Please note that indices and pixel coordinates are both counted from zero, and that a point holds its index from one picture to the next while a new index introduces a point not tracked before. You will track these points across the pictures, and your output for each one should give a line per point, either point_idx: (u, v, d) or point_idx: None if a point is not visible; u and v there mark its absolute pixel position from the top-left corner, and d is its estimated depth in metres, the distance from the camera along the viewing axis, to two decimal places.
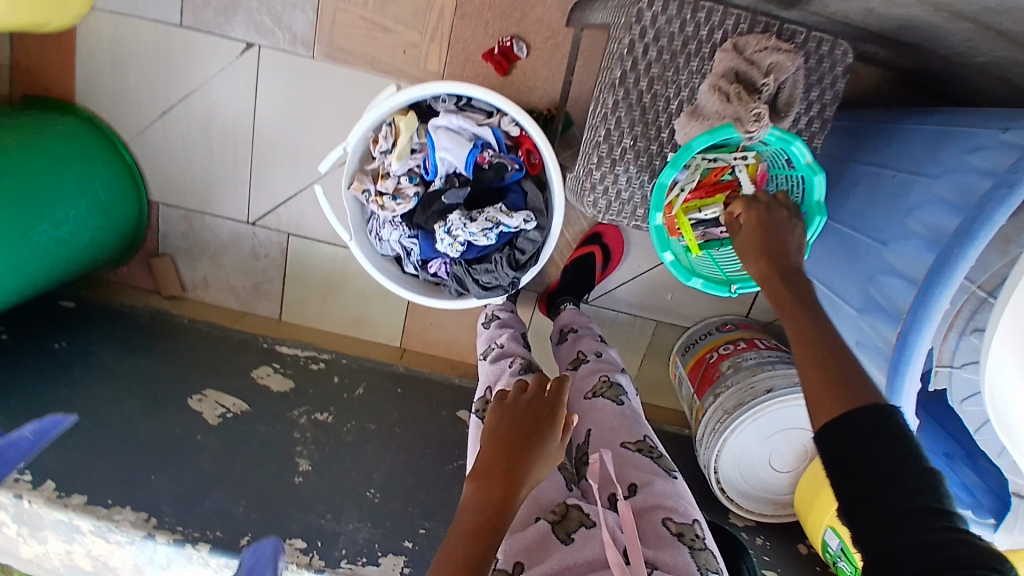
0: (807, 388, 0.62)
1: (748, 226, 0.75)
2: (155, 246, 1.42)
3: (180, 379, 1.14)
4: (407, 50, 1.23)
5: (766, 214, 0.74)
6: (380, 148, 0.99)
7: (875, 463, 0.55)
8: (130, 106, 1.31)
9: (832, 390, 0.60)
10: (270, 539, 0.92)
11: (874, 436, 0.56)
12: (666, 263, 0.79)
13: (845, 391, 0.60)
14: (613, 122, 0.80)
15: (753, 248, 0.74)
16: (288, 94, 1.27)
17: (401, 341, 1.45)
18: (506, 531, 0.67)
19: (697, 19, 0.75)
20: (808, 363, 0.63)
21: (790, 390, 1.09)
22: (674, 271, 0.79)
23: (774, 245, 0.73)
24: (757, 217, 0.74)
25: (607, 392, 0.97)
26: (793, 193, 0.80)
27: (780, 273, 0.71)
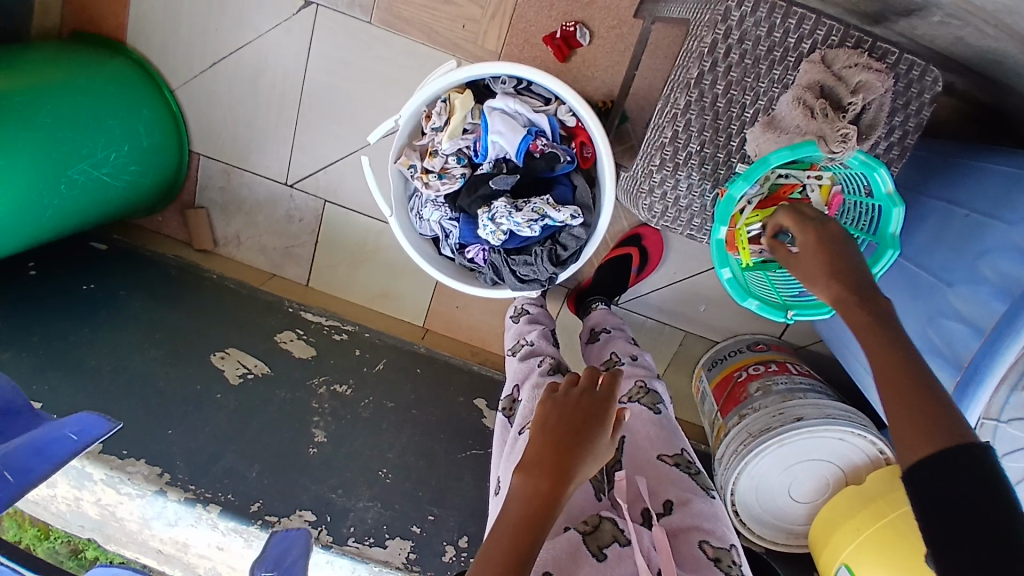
0: (893, 417, 0.58)
1: (808, 247, 0.69)
2: (191, 197, 1.40)
3: (203, 335, 1.13)
4: (467, 25, 1.20)
5: (824, 234, 0.68)
6: (432, 125, 0.96)
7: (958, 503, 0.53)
8: (181, 53, 1.30)
9: (922, 424, 0.56)
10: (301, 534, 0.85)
11: (960, 476, 0.53)
12: (723, 280, 0.76)
13: (935, 427, 0.56)
14: (682, 123, 0.76)
15: (817, 274, 0.68)
16: (340, 57, 1.24)
17: (425, 321, 1.43)
18: (552, 524, 0.67)
19: (787, 24, 0.71)
20: (891, 392, 0.59)
21: (820, 421, 1.04)
22: (730, 290, 0.76)
23: (842, 266, 0.67)
24: (816, 238, 0.69)
25: (643, 398, 0.96)
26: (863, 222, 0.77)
27: (855, 295, 0.64)
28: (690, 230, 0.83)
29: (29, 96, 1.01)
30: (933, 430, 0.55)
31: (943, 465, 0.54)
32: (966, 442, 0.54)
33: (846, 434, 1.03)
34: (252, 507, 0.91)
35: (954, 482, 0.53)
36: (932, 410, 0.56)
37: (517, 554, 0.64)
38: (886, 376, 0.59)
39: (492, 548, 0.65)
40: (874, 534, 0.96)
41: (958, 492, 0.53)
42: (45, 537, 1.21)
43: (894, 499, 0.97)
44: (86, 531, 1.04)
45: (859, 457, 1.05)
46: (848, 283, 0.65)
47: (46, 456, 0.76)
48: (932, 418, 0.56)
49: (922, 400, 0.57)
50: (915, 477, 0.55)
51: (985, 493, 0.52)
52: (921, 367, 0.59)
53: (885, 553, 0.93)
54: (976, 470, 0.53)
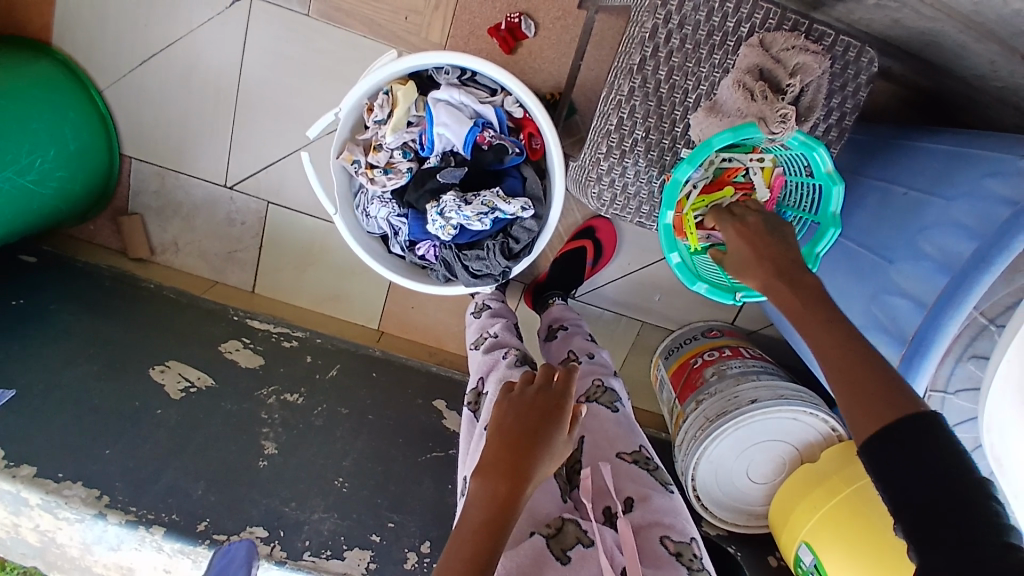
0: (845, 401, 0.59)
1: (732, 239, 0.71)
2: (125, 203, 1.33)
3: (143, 347, 1.08)
4: (409, 17, 1.17)
5: (745, 225, 0.71)
6: (374, 118, 0.93)
7: (920, 474, 0.53)
8: (105, 51, 1.22)
9: (870, 401, 0.57)
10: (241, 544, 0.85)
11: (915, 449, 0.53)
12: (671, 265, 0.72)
13: (881, 403, 0.56)
14: (627, 110, 0.75)
15: (745, 260, 0.69)
16: (277, 51, 1.19)
17: (379, 323, 1.40)
18: (513, 527, 0.65)
19: (725, 8, 0.71)
20: (842, 377, 0.59)
21: (773, 402, 1.06)
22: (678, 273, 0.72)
23: (766, 252, 0.68)
24: (736, 230, 0.71)
25: (601, 397, 0.96)
26: (808, 203, 0.77)
27: (779, 280, 0.66)
28: (640, 218, 0.82)
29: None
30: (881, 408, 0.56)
31: (899, 443, 0.54)
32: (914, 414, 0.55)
33: (798, 413, 1.05)
34: (199, 526, 0.86)
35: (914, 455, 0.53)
36: (882, 395, 0.57)
37: (475, 560, 0.62)
38: (839, 368, 0.60)
39: (454, 554, 0.63)
40: (833, 509, 0.98)
41: (917, 462, 0.53)
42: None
43: (849, 474, 0.99)
44: (29, 558, 0.95)
45: (813, 436, 1.07)
46: (775, 266, 0.67)
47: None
48: (881, 401, 0.57)
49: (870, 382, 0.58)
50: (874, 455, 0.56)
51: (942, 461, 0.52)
52: (870, 352, 0.60)
53: (839, 530, 0.96)
54: (932, 446, 0.53)
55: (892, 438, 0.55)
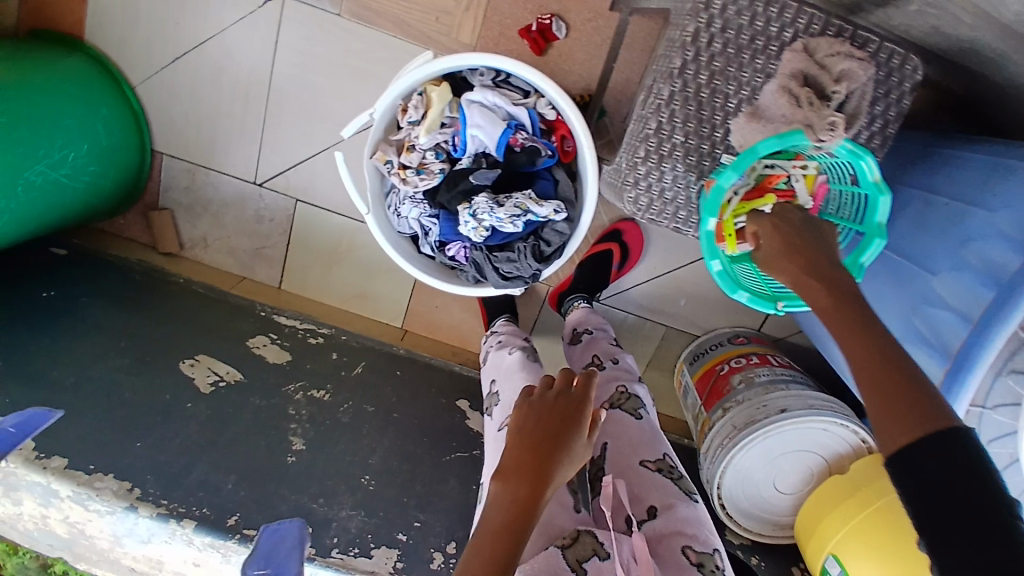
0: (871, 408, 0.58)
1: (766, 235, 0.70)
2: (155, 198, 1.34)
3: (173, 342, 1.10)
4: (440, 18, 1.17)
5: (779, 221, 0.69)
6: (408, 119, 0.92)
7: (946, 488, 0.52)
8: (139, 47, 1.23)
9: (899, 410, 0.56)
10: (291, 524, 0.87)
11: (941, 461, 0.52)
12: (713, 272, 0.69)
13: (909, 414, 0.55)
14: (667, 114, 0.74)
15: (778, 255, 0.68)
16: (308, 50, 1.20)
17: (403, 322, 1.41)
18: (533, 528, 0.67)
19: (768, 14, 0.71)
20: (870, 383, 0.58)
21: (803, 412, 1.05)
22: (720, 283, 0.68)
23: (800, 249, 0.67)
24: (771, 226, 0.69)
25: (625, 404, 0.97)
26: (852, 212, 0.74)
27: (810, 274, 0.65)
28: (678, 224, 0.80)
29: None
30: (910, 419, 0.55)
31: (928, 455, 0.53)
32: (944, 427, 0.53)
33: (830, 424, 1.05)
34: (229, 521, 0.86)
35: (938, 468, 0.52)
36: (910, 402, 0.56)
37: (495, 560, 0.64)
38: (868, 375, 0.58)
39: (475, 554, 0.65)
40: (865, 520, 0.98)
41: (943, 474, 0.52)
42: (12, 554, 1.14)
43: (880, 487, 0.99)
44: (57, 549, 0.95)
45: (842, 446, 1.07)
46: (806, 263, 0.66)
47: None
48: (912, 409, 0.55)
49: (903, 391, 0.56)
50: (900, 464, 0.55)
51: (970, 475, 0.51)
52: (904, 363, 0.58)
53: (872, 541, 0.96)
54: (961, 456, 0.52)
55: (920, 445, 0.54)
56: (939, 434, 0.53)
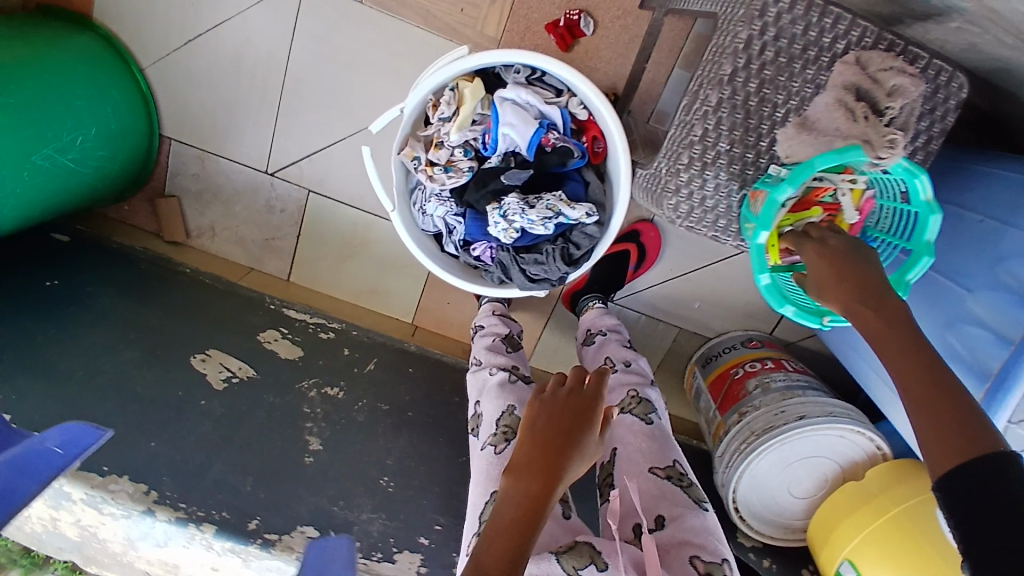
0: (922, 430, 0.57)
1: (811, 262, 0.67)
2: (162, 184, 1.30)
3: (184, 335, 1.07)
4: (465, 9, 1.14)
5: (824, 245, 0.67)
6: (440, 114, 0.89)
7: (999, 513, 0.51)
8: (152, 29, 1.19)
9: (952, 433, 0.55)
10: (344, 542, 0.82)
11: (997, 485, 0.52)
12: (761, 287, 0.67)
13: (963, 437, 0.55)
14: (713, 121, 0.73)
15: (827, 278, 0.65)
16: (328, 38, 1.17)
17: (414, 318, 1.39)
18: (543, 526, 0.66)
19: (822, 24, 0.69)
20: (922, 404, 0.57)
21: (821, 419, 1.06)
22: (768, 296, 0.67)
23: (849, 274, 0.64)
24: (817, 252, 0.67)
25: (636, 408, 0.99)
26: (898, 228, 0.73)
27: (861, 300, 0.63)
28: (717, 233, 0.80)
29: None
30: (964, 444, 0.54)
31: (982, 477, 0.53)
32: (996, 452, 0.53)
33: (846, 431, 1.05)
34: (250, 524, 0.85)
35: (992, 491, 0.52)
36: (963, 423, 0.55)
37: (502, 565, 0.63)
38: (920, 395, 0.57)
39: (485, 551, 0.64)
40: (880, 528, 0.99)
41: (996, 498, 0.52)
42: None
43: (894, 495, 1.00)
44: (64, 552, 0.91)
45: (858, 454, 1.08)
46: (855, 288, 0.63)
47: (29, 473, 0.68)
48: (962, 432, 0.55)
49: (954, 412, 0.56)
50: (954, 487, 0.54)
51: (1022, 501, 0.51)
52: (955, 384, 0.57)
53: (888, 550, 0.97)
54: (1005, 484, 0.52)
55: (966, 471, 0.53)
56: (991, 458, 0.53)
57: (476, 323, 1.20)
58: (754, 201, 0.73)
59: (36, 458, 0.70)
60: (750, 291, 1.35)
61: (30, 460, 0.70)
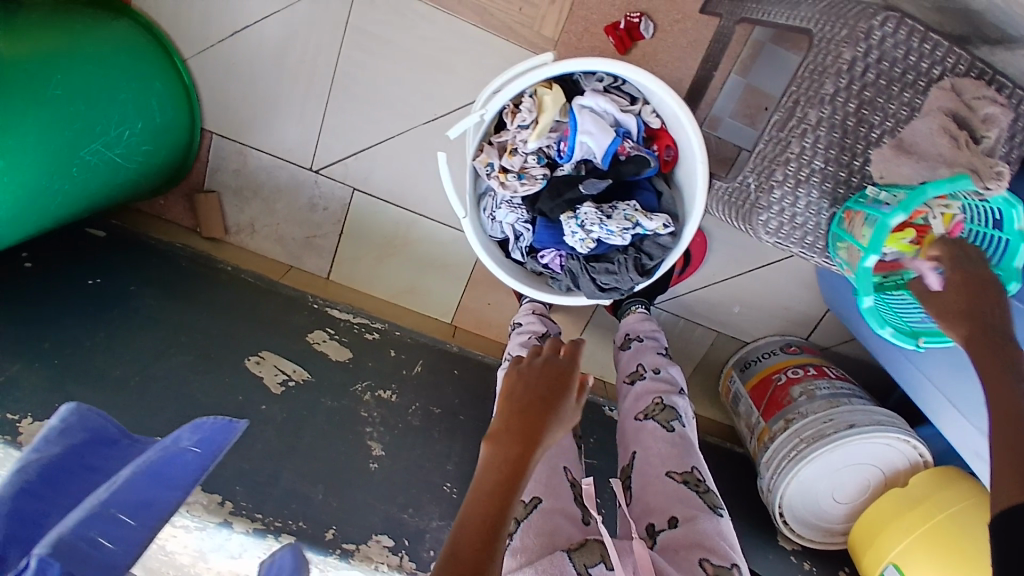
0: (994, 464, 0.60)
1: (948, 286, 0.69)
2: (201, 180, 1.27)
3: (235, 336, 1.06)
4: (524, 9, 1.12)
5: (971, 277, 0.67)
6: (519, 122, 0.89)
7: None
8: (195, 19, 1.16)
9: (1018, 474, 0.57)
10: (288, 552, 0.65)
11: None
12: (864, 309, 0.69)
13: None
14: (810, 139, 0.74)
15: (951, 309, 0.68)
16: (380, 34, 1.14)
17: (453, 319, 1.38)
18: (527, 482, 0.70)
19: (922, 49, 0.70)
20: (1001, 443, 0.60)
21: (872, 427, 1.09)
22: (870, 318, 0.69)
23: (985, 313, 0.66)
24: (959, 280, 0.68)
25: (659, 415, 0.98)
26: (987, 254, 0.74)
27: (986, 342, 0.65)
28: (803, 250, 0.80)
29: (45, 63, 0.88)
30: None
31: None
32: None
33: (894, 440, 1.10)
34: (327, 535, 0.85)
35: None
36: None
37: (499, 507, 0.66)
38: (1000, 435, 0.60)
39: (472, 509, 0.66)
40: (927, 533, 1.02)
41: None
42: None
43: (940, 501, 1.04)
44: None
45: (901, 460, 1.12)
46: (981, 326, 0.65)
47: (166, 478, 0.61)
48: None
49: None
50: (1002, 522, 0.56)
51: None
52: None
53: (935, 552, 1.00)
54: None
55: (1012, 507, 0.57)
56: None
57: (515, 319, 1.18)
58: (850, 222, 0.74)
59: (173, 462, 0.63)
60: (787, 296, 1.37)
61: (167, 465, 0.63)
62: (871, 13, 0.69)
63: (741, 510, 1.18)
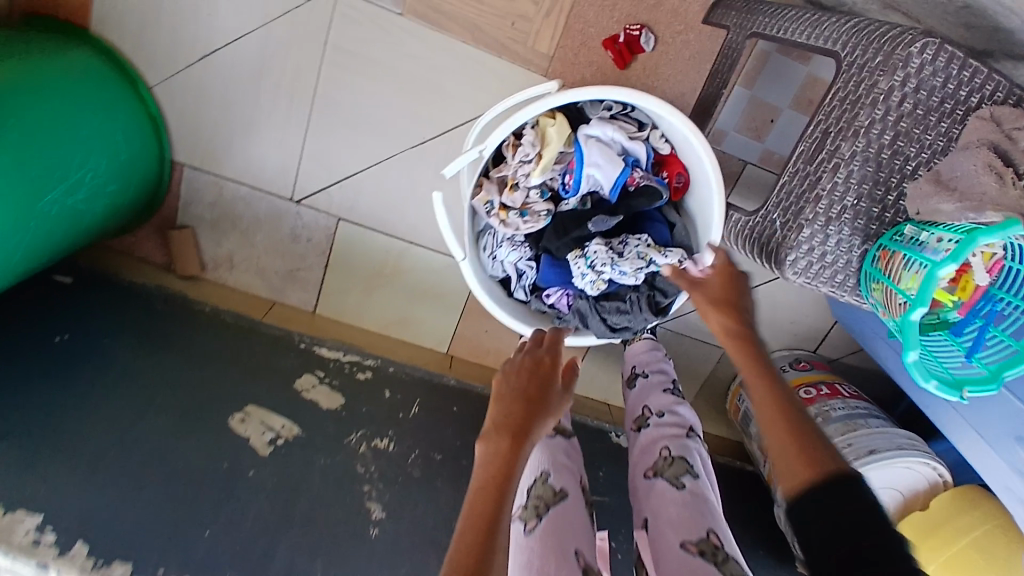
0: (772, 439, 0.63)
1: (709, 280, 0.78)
2: (172, 214, 1.18)
3: (219, 392, 0.98)
4: (516, 23, 1.05)
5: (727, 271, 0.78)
6: (521, 157, 0.83)
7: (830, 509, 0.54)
8: (162, 40, 1.06)
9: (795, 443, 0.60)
10: None
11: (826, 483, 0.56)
12: (909, 365, 0.64)
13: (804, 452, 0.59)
14: (844, 174, 0.69)
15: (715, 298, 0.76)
16: (362, 53, 1.06)
17: (449, 348, 1.31)
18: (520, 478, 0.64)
19: (961, 76, 0.64)
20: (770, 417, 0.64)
21: (893, 452, 1.05)
22: (915, 372, 0.65)
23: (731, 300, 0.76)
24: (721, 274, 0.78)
25: (668, 471, 0.88)
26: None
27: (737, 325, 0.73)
28: (833, 288, 0.76)
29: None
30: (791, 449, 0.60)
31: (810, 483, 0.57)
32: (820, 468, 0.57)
33: (913, 462, 1.05)
34: None
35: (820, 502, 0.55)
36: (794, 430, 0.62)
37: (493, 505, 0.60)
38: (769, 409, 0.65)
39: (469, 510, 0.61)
40: (952, 560, 0.99)
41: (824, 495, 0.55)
42: None
43: (961, 525, 1.00)
44: None
45: (921, 483, 1.06)
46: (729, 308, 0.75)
47: None
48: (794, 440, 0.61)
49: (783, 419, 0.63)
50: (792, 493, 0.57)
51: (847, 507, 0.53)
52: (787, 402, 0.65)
53: None
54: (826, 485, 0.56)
55: (813, 481, 0.57)
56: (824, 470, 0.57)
57: None
58: (887, 263, 0.69)
59: None
60: (795, 311, 1.32)
61: None
62: (907, 38, 0.64)
63: (757, 540, 1.14)
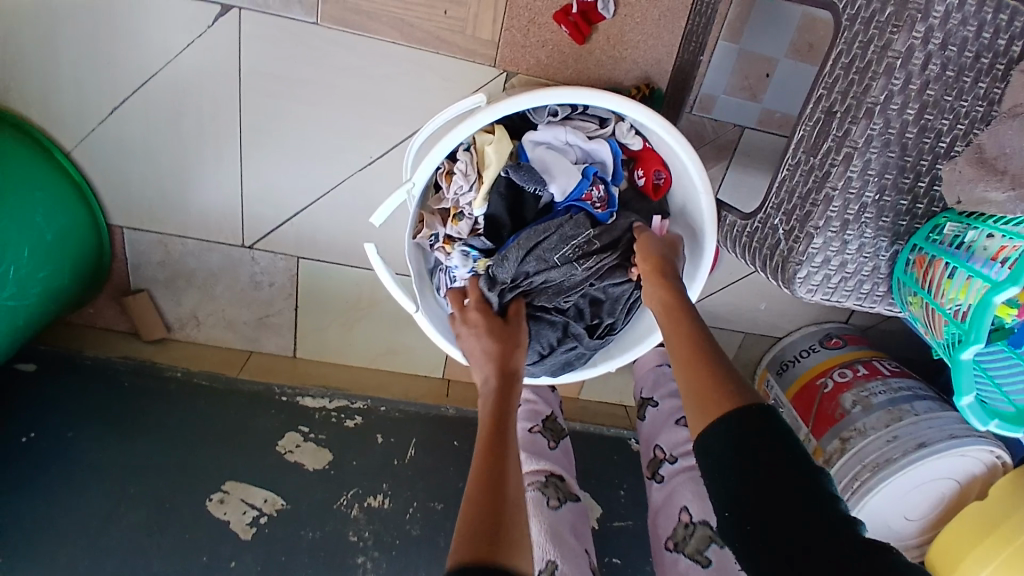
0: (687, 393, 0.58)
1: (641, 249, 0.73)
2: (125, 279, 1.10)
3: (194, 471, 0.90)
4: (449, 11, 0.90)
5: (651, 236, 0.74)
6: (457, 185, 0.76)
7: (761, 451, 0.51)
8: (67, 91, 0.94)
9: (707, 390, 0.57)
10: None
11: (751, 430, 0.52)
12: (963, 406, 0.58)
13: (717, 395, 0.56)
14: (861, 163, 0.58)
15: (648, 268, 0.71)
16: (284, 75, 0.93)
17: (444, 372, 1.22)
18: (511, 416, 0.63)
19: (997, 22, 0.53)
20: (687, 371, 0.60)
21: (948, 445, 0.90)
22: (970, 415, 0.59)
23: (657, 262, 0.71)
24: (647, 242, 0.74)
25: (687, 545, 0.82)
26: None
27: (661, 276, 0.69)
28: (858, 301, 0.65)
29: None
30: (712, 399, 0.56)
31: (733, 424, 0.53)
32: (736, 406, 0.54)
33: (967, 450, 0.89)
34: None
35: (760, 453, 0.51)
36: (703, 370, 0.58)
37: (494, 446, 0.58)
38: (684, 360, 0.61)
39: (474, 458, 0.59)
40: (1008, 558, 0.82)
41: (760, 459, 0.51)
42: None
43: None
44: None
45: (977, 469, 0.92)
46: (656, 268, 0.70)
47: None
48: (711, 386, 0.57)
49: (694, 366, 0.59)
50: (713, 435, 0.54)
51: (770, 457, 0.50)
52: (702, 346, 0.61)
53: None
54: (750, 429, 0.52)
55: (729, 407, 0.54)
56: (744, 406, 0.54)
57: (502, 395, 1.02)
58: (924, 272, 0.59)
59: None
60: None
61: None
62: None
63: None
